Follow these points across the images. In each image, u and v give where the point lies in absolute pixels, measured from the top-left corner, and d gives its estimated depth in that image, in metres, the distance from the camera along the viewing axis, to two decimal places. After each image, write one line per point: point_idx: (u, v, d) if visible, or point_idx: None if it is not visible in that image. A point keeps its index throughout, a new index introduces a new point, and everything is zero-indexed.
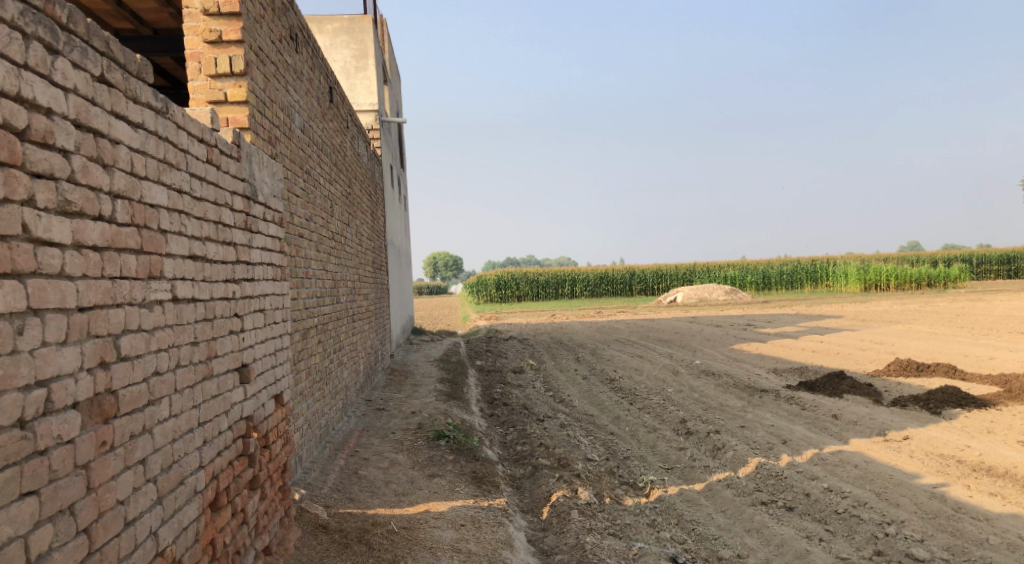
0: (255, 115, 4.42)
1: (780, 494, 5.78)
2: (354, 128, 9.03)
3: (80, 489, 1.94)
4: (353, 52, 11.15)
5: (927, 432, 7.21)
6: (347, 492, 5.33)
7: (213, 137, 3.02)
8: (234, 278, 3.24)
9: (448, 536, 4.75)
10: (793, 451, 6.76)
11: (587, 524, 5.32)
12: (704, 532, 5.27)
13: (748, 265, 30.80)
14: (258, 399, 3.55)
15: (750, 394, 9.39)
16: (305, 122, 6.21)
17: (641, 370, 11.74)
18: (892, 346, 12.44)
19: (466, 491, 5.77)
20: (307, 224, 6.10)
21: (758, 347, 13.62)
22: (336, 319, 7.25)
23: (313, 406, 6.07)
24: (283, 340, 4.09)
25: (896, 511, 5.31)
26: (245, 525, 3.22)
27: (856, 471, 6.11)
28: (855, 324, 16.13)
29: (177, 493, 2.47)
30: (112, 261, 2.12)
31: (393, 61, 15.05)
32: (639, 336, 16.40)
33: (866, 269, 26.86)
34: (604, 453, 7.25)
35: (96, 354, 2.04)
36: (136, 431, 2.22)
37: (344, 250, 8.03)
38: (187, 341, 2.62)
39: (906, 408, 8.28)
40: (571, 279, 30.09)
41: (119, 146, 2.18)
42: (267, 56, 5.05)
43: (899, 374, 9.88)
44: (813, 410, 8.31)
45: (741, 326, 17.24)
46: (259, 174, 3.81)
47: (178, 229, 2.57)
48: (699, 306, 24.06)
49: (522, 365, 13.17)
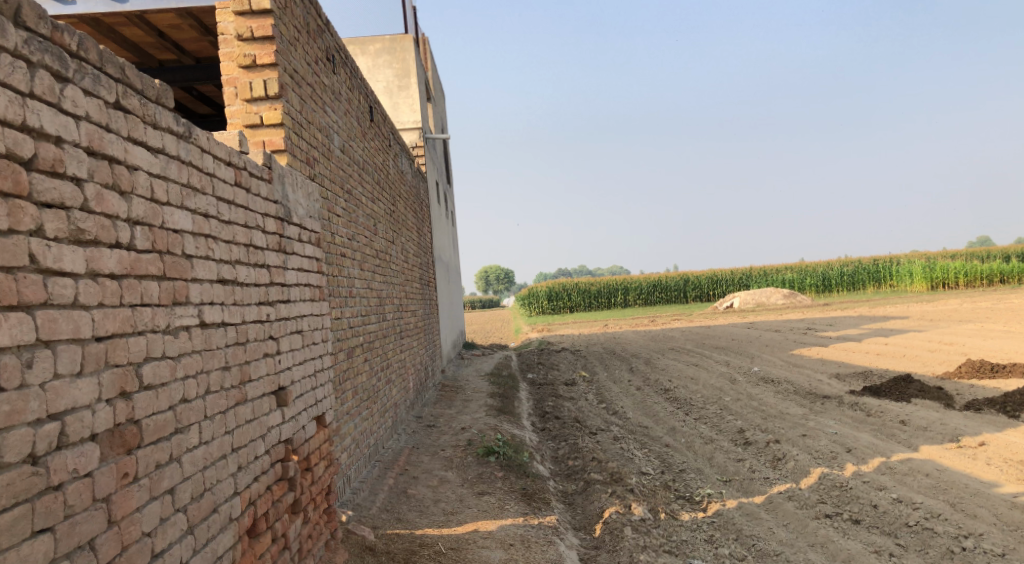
0: (292, 137, 4.45)
1: (846, 506, 5.47)
2: (397, 146, 9.10)
3: (100, 523, 1.94)
4: (395, 71, 11.28)
5: (1006, 436, 6.74)
6: (395, 511, 5.29)
7: (242, 160, 3.01)
8: (269, 301, 3.23)
9: (496, 557, 4.64)
10: (859, 461, 6.41)
11: (641, 541, 5.13)
12: (765, 547, 5.01)
13: (806, 267, 29.86)
14: (298, 422, 3.52)
15: (812, 401, 9.01)
16: (344, 142, 6.26)
17: (696, 379, 11.43)
18: (963, 346, 11.78)
19: (515, 508, 5.65)
20: (349, 242, 6.13)
21: (819, 352, 13.11)
22: (382, 336, 7.26)
23: (360, 426, 6.06)
24: (324, 361, 4.08)
25: (973, 523, 4.94)
26: (287, 550, 3.19)
27: (927, 480, 5.73)
28: (922, 325, 15.39)
29: (210, 522, 2.44)
30: (132, 289, 2.12)
31: (436, 79, 15.22)
32: (694, 344, 16.02)
33: (932, 266, 25.66)
34: (659, 466, 7.03)
35: (114, 384, 2.03)
36: (163, 460, 2.21)
37: (390, 268, 8.06)
38: (218, 366, 2.60)
39: (980, 411, 7.79)
40: (623, 288, 29.71)
41: (137, 173, 2.19)
42: (303, 78, 5.09)
43: (972, 376, 9.34)
44: (879, 416, 7.89)
45: (800, 330, 16.64)
46: (293, 195, 3.82)
47: (205, 254, 2.56)
48: (756, 311, 23.39)
49: (574, 377, 13.00)
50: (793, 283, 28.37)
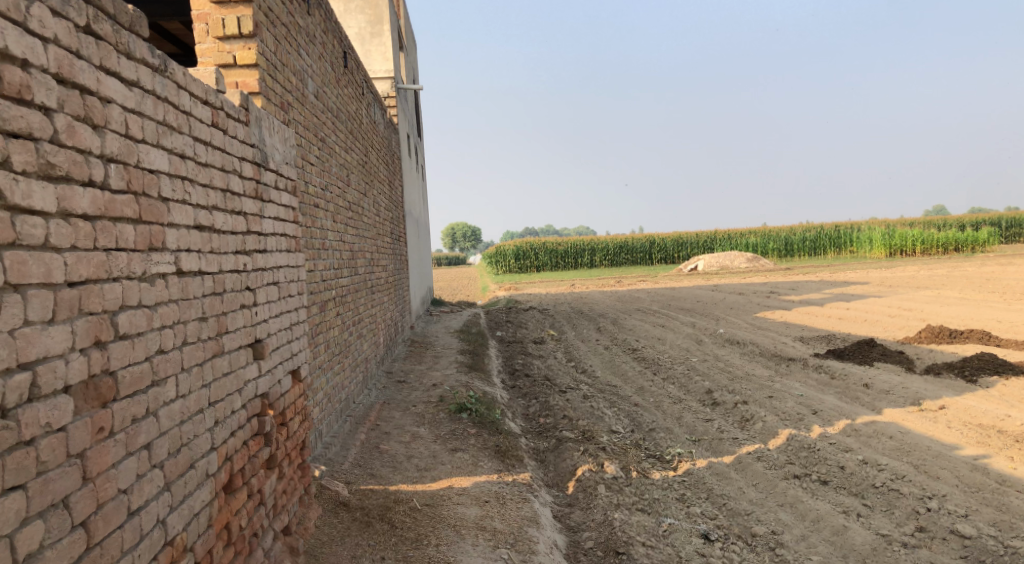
0: (265, 79, 4.20)
1: (814, 467, 5.58)
2: (370, 95, 8.78)
3: (74, 480, 1.81)
4: (367, 17, 10.81)
5: (965, 400, 6.94)
6: (368, 467, 5.24)
7: (218, 99, 2.81)
8: (245, 250, 3.06)
9: (472, 513, 4.63)
10: (825, 423, 6.54)
11: (614, 499, 5.18)
12: (735, 507, 5.10)
13: (770, 231, 30.25)
14: (273, 376, 3.39)
15: (777, 363, 9.17)
16: (318, 88, 5.98)
17: (663, 339, 11.53)
18: (922, 312, 12.09)
19: (489, 465, 5.64)
20: (322, 193, 5.90)
21: (782, 315, 13.34)
22: (354, 290, 7.10)
23: (332, 380, 5.95)
24: (300, 314, 3.93)
25: (937, 484, 5.09)
26: (262, 506, 3.10)
27: (892, 442, 5.88)
28: (881, 290, 15.76)
29: (186, 478, 2.33)
30: (106, 232, 1.96)
31: (408, 26, 14.68)
32: (660, 305, 16.17)
33: (892, 233, 26.21)
34: (629, 425, 7.09)
35: (89, 333, 1.88)
36: (139, 414, 2.07)
37: (361, 221, 7.85)
38: (195, 317, 2.46)
39: (939, 375, 8.01)
40: (590, 248, 29.74)
41: (111, 106, 2.00)
42: (277, 17, 4.80)
43: (931, 341, 9.59)
44: (843, 379, 8.06)
45: (764, 293, 16.92)
46: (270, 139, 3.61)
47: (182, 197, 2.39)
48: (720, 274, 23.69)
49: (542, 336, 13.02)
50: (757, 247, 28.78)
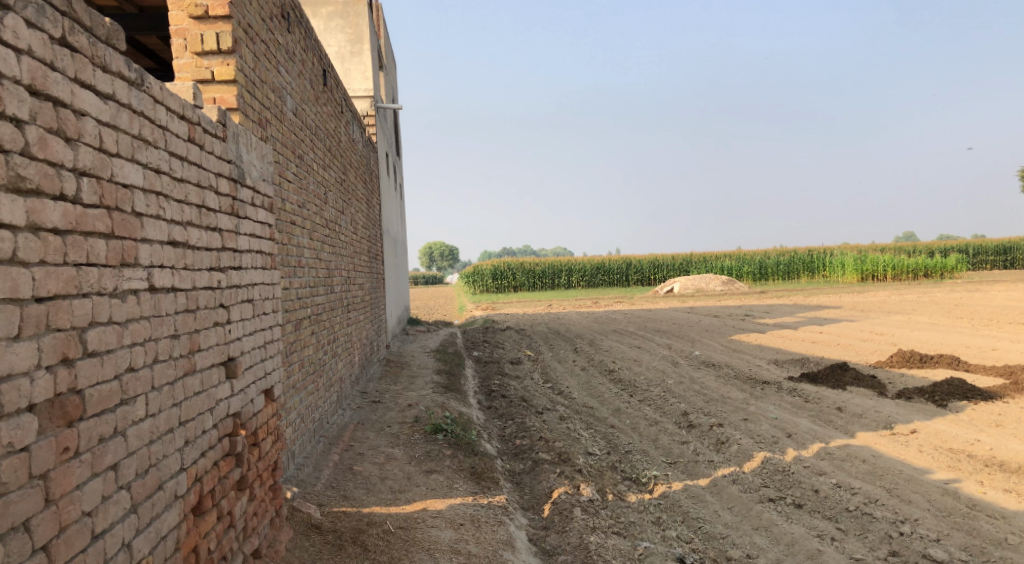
0: (244, 95, 4.17)
1: (788, 490, 5.60)
2: (349, 113, 8.77)
3: (36, 503, 1.75)
4: (348, 36, 10.83)
5: (936, 425, 7.04)
6: (341, 489, 5.14)
7: (196, 115, 2.78)
8: (220, 266, 3.01)
9: (447, 536, 4.56)
10: (799, 446, 6.58)
11: (590, 522, 5.14)
12: (711, 530, 5.09)
13: (744, 255, 30.64)
14: (246, 395, 3.33)
15: (752, 386, 9.22)
16: (297, 105, 5.96)
17: (640, 361, 11.55)
18: (893, 337, 12.28)
19: (465, 488, 5.57)
20: (299, 210, 5.86)
21: (757, 338, 13.47)
22: (329, 309, 7.03)
23: (306, 400, 5.86)
24: (274, 332, 3.87)
25: (909, 508, 5.14)
26: (232, 529, 3.02)
27: (864, 466, 5.93)
28: (854, 315, 16.00)
29: (154, 500, 2.26)
30: (77, 246, 1.91)
31: (388, 46, 14.76)
32: (637, 327, 16.25)
33: (864, 258, 26.69)
34: (605, 447, 7.07)
35: (56, 350, 1.83)
36: (106, 434, 2.01)
37: (338, 238, 7.79)
38: (167, 334, 2.40)
39: (911, 400, 8.11)
40: (567, 269, 29.84)
41: (85, 119, 1.96)
42: (256, 34, 4.78)
43: (902, 365, 9.73)
44: (816, 403, 8.13)
45: (739, 316, 17.08)
46: (247, 156, 3.58)
47: (156, 213, 2.35)
48: (696, 296, 23.90)
49: (519, 356, 12.98)
50: (732, 270, 29.10)
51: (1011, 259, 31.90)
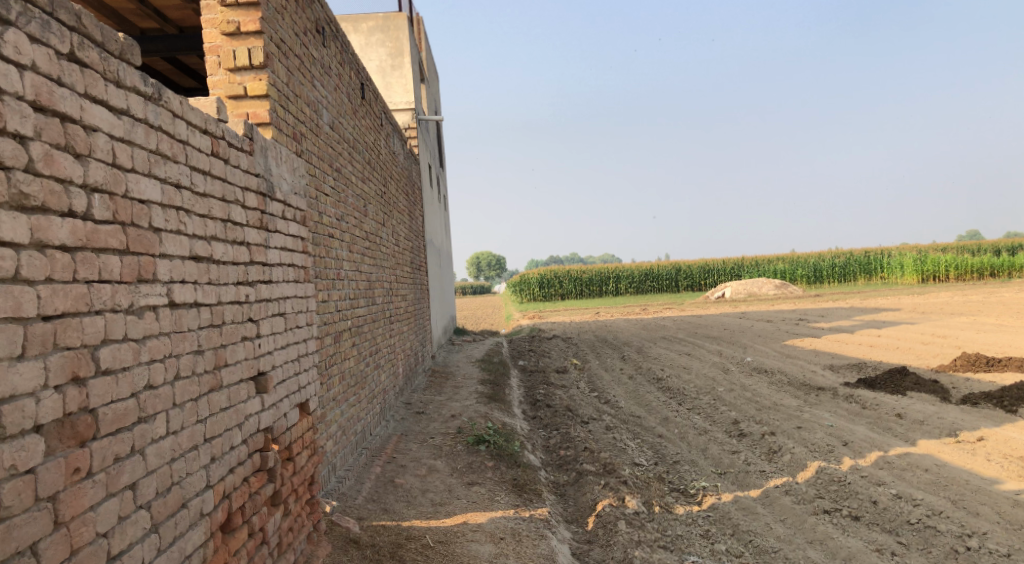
0: (277, 109, 4.20)
1: (844, 502, 5.33)
2: (389, 125, 8.84)
3: (44, 526, 1.74)
4: (388, 50, 10.96)
5: (1005, 432, 6.62)
6: (382, 502, 5.12)
7: (220, 128, 2.79)
8: (248, 280, 3.01)
9: (486, 551, 4.47)
10: (856, 454, 6.27)
11: (635, 535, 4.97)
12: (762, 544, 4.87)
13: (797, 258, 29.78)
14: (278, 410, 3.31)
15: (806, 393, 8.87)
16: (334, 119, 6.01)
17: (689, 368, 11.27)
18: (957, 339, 11.69)
19: (506, 500, 5.48)
20: (337, 223, 5.89)
21: (812, 343, 13.00)
22: (371, 320, 7.05)
23: (347, 413, 5.86)
24: (309, 345, 3.86)
25: (977, 521, 4.82)
26: (265, 545, 3.00)
27: (927, 476, 5.60)
28: (914, 317, 15.33)
29: (177, 519, 2.24)
30: (88, 263, 1.91)
31: (429, 59, 14.87)
32: (686, 333, 15.89)
33: (923, 258, 25.62)
34: (652, 457, 6.88)
35: (65, 369, 1.82)
36: (122, 453, 2.00)
37: (380, 251, 7.83)
38: (189, 350, 2.39)
39: (977, 405, 7.67)
40: (615, 276, 29.52)
41: (96, 134, 1.97)
42: (290, 49, 4.83)
43: (967, 369, 9.23)
44: (875, 409, 7.76)
45: (792, 321, 16.55)
46: (277, 169, 3.59)
47: (176, 228, 2.35)
48: (747, 301, 23.31)
49: (565, 365, 12.84)
50: (784, 274, 28.31)
51: None
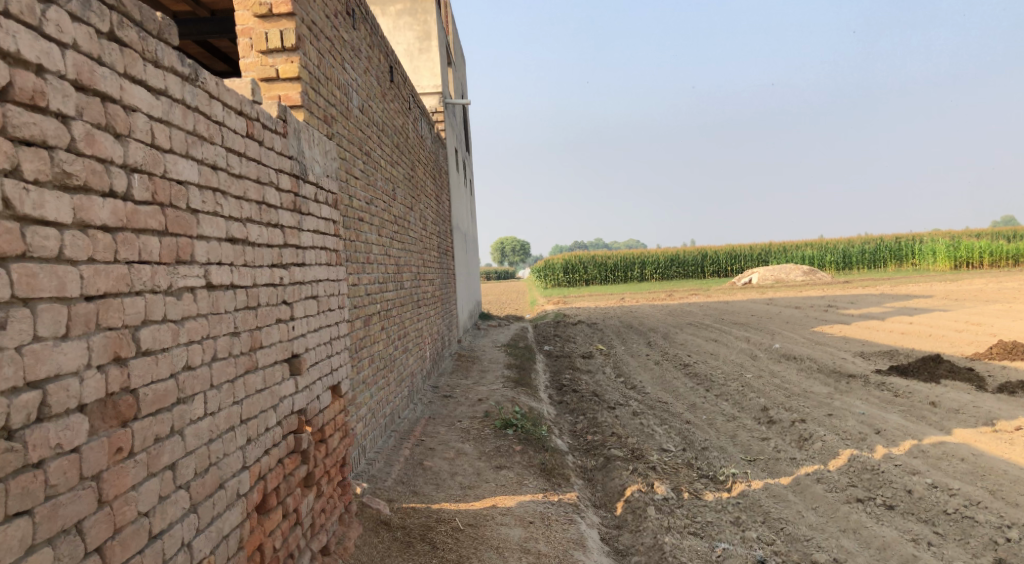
0: (308, 92, 4.20)
1: (878, 490, 5.25)
2: (417, 109, 8.83)
3: (89, 504, 1.77)
4: (416, 33, 10.91)
5: None
6: (411, 484, 5.15)
7: (254, 110, 2.79)
8: (282, 263, 3.02)
9: (516, 535, 4.48)
10: (889, 442, 6.17)
11: (665, 522, 4.95)
12: (794, 532, 4.81)
13: (826, 243, 29.30)
14: (311, 392, 3.33)
15: (837, 380, 8.74)
16: (363, 102, 6.00)
17: (716, 355, 11.16)
18: (992, 327, 11.43)
19: (534, 484, 5.48)
20: (366, 206, 5.90)
21: (842, 329, 12.80)
22: (399, 304, 7.08)
23: (377, 395, 5.91)
24: (340, 328, 3.87)
25: (1016, 512, 4.71)
26: (299, 526, 3.03)
27: (964, 465, 5.49)
28: (947, 304, 15.01)
29: (215, 499, 2.27)
30: (128, 244, 1.92)
31: (456, 42, 14.78)
32: (712, 319, 15.74)
33: (957, 244, 25.04)
34: (680, 443, 6.83)
35: (107, 349, 1.84)
36: (162, 433, 2.03)
37: (407, 234, 7.83)
38: (226, 331, 2.41)
39: (1014, 394, 7.49)
40: (640, 261, 29.33)
41: (135, 115, 1.97)
42: (321, 31, 4.82)
43: (1003, 357, 9.02)
44: (908, 397, 7.62)
45: (821, 307, 16.31)
46: (310, 152, 3.58)
47: (213, 210, 2.35)
48: (775, 287, 23.01)
49: (591, 350, 12.81)
50: (813, 259, 27.88)
51: None
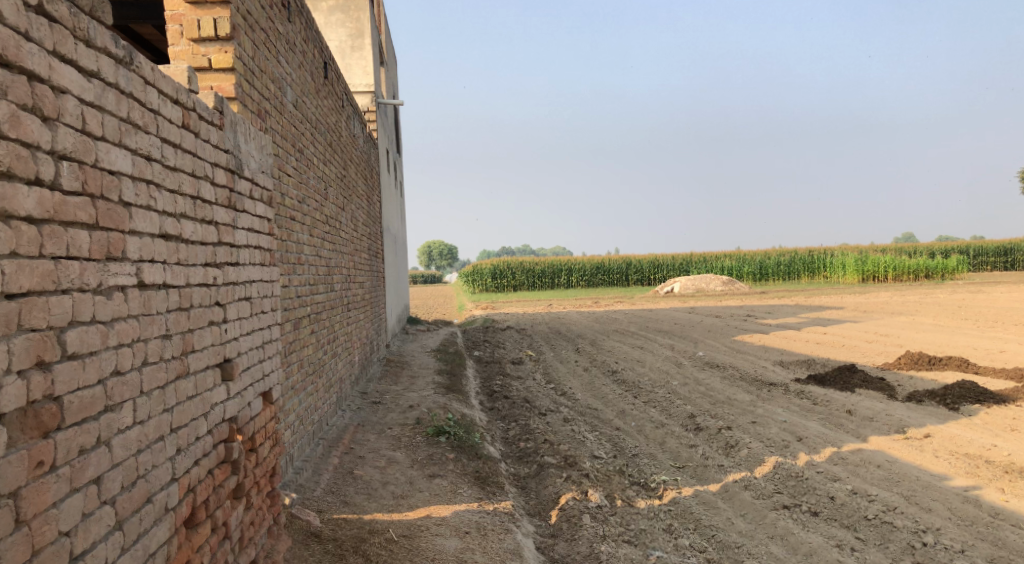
0: (243, 84, 3.99)
1: (803, 497, 5.42)
2: (350, 108, 8.60)
3: (4, 525, 1.58)
4: (348, 31, 10.64)
5: (949, 429, 6.85)
6: (341, 494, 4.96)
7: (190, 99, 2.60)
8: (216, 262, 2.83)
9: (452, 546, 4.37)
10: (811, 450, 6.40)
11: (600, 530, 4.96)
12: (725, 539, 4.91)
13: (744, 255, 30.42)
14: (243, 399, 3.13)
15: (759, 388, 9.03)
16: (297, 98, 5.77)
17: (643, 362, 11.35)
18: (898, 338, 12.09)
19: (469, 493, 5.38)
20: (299, 205, 5.67)
21: (761, 338, 13.27)
22: (329, 307, 6.84)
23: (305, 402, 5.67)
24: (272, 332, 3.67)
25: (930, 517, 4.96)
26: (227, 541, 2.83)
27: (880, 471, 5.75)
28: (856, 316, 15.81)
29: (143, 515, 2.08)
30: (55, 237, 1.74)
31: (388, 42, 14.49)
32: (638, 327, 16.05)
33: (864, 259, 26.49)
34: (611, 450, 6.88)
35: (29, 352, 1.66)
36: (88, 444, 1.83)
37: (339, 236, 7.59)
38: (157, 334, 2.22)
39: (921, 403, 7.93)
40: (568, 268, 29.65)
41: (65, 97, 1.79)
42: (256, 21, 4.60)
43: (910, 367, 9.54)
44: (825, 405, 7.95)
45: (741, 316, 16.90)
46: (246, 146, 3.39)
47: (146, 203, 2.16)
48: (697, 297, 23.69)
49: (520, 356, 12.79)
50: (732, 270, 28.90)
51: (1011, 261, 31.50)
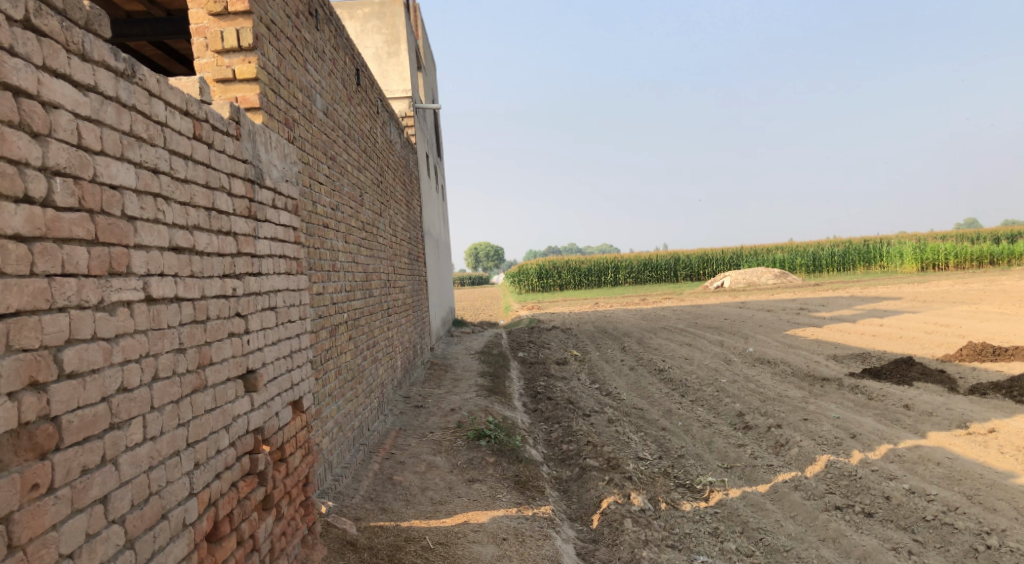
0: (267, 93, 4.00)
1: (856, 497, 5.17)
2: (386, 113, 8.63)
3: None
4: (384, 37, 10.70)
5: (1017, 423, 6.45)
6: (380, 501, 4.95)
7: (202, 110, 2.59)
8: (235, 273, 2.82)
9: (489, 553, 4.30)
10: (865, 447, 6.11)
11: (642, 534, 4.81)
12: (773, 542, 4.72)
13: (796, 247, 29.55)
14: (269, 409, 3.13)
15: (812, 384, 8.71)
16: (327, 105, 5.79)
17: (690, 359, 11.08)
18: (961, 328, 11.52)
19: (508, 498, 5.30)
20: (332, 213, 5.69)
21: (814, 332, 12.81)
22: (367, 313, 6.85)
23: (344, 408, 5.69)
24: (302, 340, 3.66)
25: (995, 518, 4.67)
26: (255, 552, 2.82)
27: (940, 469, 5.44)
28: (917, 306, 15.14)
29: (157, 531, 2.07)
30: (48, 254, 1.74)
31: (425, 46, 14.54)
32: (686, 323, 15.71)
33: (923, 247, 25.40)
34: (656, 451, 6.71)
35: (20, 373, 1.66)
36: (91, 464, 1.84)
37: (376, 242, 7.61)
38: (169, 348, 2.21)
39: (986, 396, 7.50)
40: (613, 266, 29.33)
41: (57, 112, 1.79)
42: (281, 30, 4.62)
43: (974, 359, 9.06)
44: (882, 400, 7.60)
45: (793, 310, 16.38)
46: (267, 155, 3.39)
47: (153, 217, 2.16)
48: (747, 291, 23.10)
49: (565, 356, 12.65)
50: (784, 263, 28.11)
51: None
